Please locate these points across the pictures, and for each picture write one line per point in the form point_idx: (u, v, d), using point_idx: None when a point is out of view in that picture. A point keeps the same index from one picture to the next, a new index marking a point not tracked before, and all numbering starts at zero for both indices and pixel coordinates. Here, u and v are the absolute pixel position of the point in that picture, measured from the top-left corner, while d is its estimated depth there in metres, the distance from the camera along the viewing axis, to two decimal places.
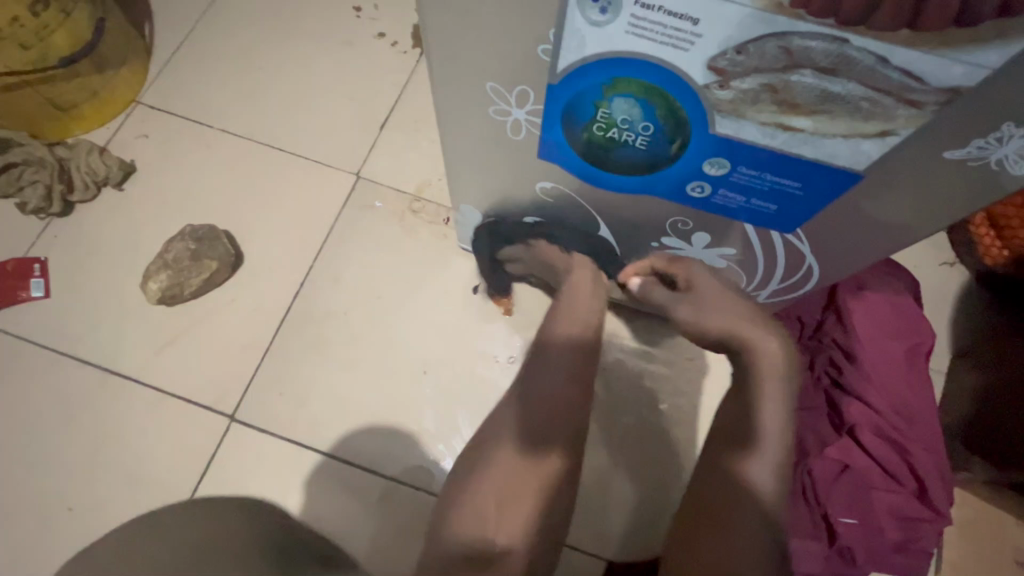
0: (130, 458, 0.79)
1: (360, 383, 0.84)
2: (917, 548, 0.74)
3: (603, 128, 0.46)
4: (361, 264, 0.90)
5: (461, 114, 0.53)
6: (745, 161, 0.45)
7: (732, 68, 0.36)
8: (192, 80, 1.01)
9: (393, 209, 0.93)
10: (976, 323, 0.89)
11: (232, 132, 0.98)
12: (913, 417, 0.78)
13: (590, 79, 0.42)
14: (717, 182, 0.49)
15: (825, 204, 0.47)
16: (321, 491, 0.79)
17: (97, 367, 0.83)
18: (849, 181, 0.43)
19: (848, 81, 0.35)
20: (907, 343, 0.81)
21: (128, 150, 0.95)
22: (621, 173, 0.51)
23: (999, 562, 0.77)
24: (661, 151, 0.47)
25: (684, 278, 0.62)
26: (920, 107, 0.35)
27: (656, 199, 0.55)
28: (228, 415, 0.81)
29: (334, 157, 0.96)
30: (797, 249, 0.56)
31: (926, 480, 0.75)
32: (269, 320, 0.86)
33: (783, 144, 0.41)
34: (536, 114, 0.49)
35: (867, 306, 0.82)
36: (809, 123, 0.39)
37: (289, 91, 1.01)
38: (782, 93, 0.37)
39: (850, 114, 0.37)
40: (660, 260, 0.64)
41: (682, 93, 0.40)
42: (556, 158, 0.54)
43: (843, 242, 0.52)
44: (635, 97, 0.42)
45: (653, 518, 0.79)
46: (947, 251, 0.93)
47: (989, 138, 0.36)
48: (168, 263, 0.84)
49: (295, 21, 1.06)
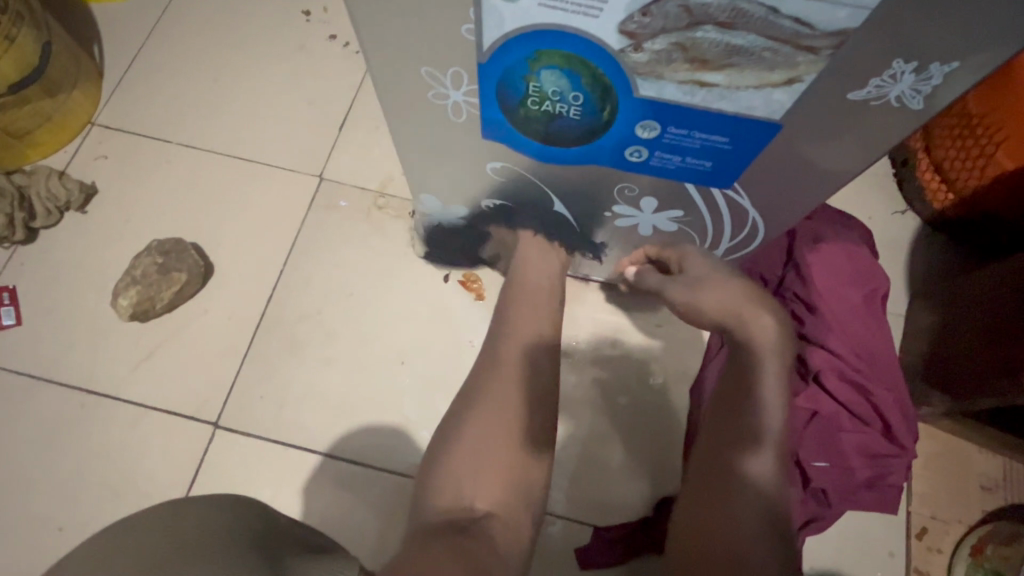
0: (120, 474, 0.80)
1: (339, 379, 0.86)
2: (885, 482, 0.78)
3: (536, 102, 0.47)
4: (330, 263, 0.91)
5: (402, 103, 0.55)
6: (673, 121, 0.46)
7: (641, 31, 0.38)
8: (145, 97, 1.00)
9: (358, 207, 0.95)
10: (928, 265, 0.92)
11: (190, 145, 0.98)
12: (873, 360, 0.81)
13: (516, 54, 0.43)
14: (651, 145, 0.50)
15: (754, 156, 0.49)
16: (309, 485, 0.81)
17: (77, 389, 0.83)
18: (771, 132, 0.45)
19: (748, 34, 0.37)
20: (862, 290, 0.84)
21: (88, 171, 0.95)
22: (561, 145, 0.53)
23: (966, 489, 0.80)
24: (594, 119, 0.48)
25: (674, 261, 0.70)
26: (816, 53, 0.37)
27: (600, 168, 0.56)
28: (212, 423, 0.83)
29: (296, 161, 0.97)
30: (739, 204, 0.58)
31: (889, 418, 0.79)
32: (244, 327, 0.87)
33: (703, 101, 0.43)
34: (472, 95, 0.50)
35: (823, 258, 0.85)
36: (722, 78, 0.41)
37: (245, 99, 1.01)
38: (691, 51, 0.39)
39: (757, 65, 0.39)
40: (652, 248, 0.72)
41: (602, 59, 0.42)
42: (499, 136, 0.55)
43: (779, 192, 0.54)
44: (560, 68, 0.43)
45: (635, 482, 0.81)
46: (898, 199, 0.96)
47: (885, 75, 0.38)
48: (136, 279, 0.84)
49: (245, 29, 1.06)
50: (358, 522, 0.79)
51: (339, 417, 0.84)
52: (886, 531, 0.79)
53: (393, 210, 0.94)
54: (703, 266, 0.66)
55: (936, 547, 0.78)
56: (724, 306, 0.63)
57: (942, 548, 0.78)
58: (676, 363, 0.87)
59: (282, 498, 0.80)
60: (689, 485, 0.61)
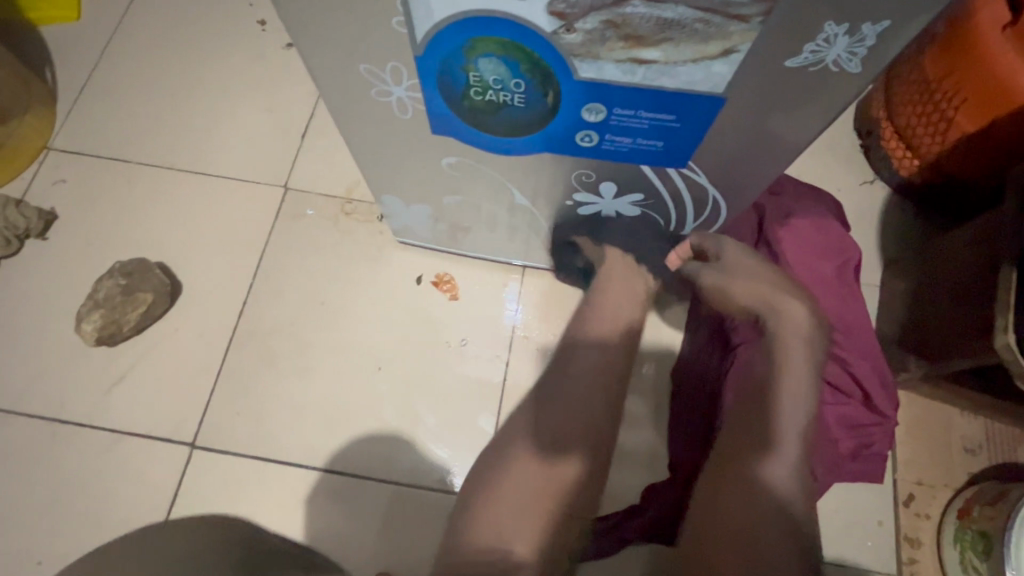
0: (97, 502, 0.79)
1: (316, 390, 0.84)
2: (870, 452, 0.78)
3: (478, 92, 0.47)
4: (300, 273, 0.90)
5: (347, 103, 0.54)
6: (619, 102, 0.46)
7: (570, 10, 0.38)
8: (101, 118, 0.99)
9: (326, 214, 0.93)
10: (899, 233, 0.92)
11: (151, 164, 0.96)
12: (850, 331, 0.81)
13: (451, 44, 0.43)
14: (601, 128, 0.49)
15: (704, 133, 0.48)
16: (291, 500, 0.79)
17: (47, 419, 0.82)
18: (716, 106, 0.45)
19: (677, 6, 0.36)
20: (835, 262, 0.84)
21: (45, 197, 0.93)
22: (511, 135, 0.52)
23: (950, 453, 0.81)
24: (540, 107, 0.48)
25: (711, 251, 0.67)
26: (747, 21, 0.37)
27: (554, 156, 0.55)
28: (188, 443, 0.81)
29: (260, 172, 0.96)
30: (697, 183, 0.57)
31: (869, 387, 0.79)
32: (216, 343, 0.86)
33: (644, 79, 0.43)
34: (415, 89, 0.49)
35: (795, 232, 0.85)
36: (658, 54, 0.40)
37: (205, 114, 1.00)
38: (623, 28, 0.38)
39: (690, 38, 0.38)
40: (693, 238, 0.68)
41: (537, 43, 0.41)
42: (450, 130, 0.54)
43: (735, 168, 0.54)
44: (497, 55, 0.42)
45: (622, 471, 0.81)
46: (866, 169, 0.96)
47: (818, 40, 0.38)
48: (99, 303, 0.83)
49: (200, 42, 1.04)
50: (343, 533, 0.78)
51: (319, 428, 0.83)
52: (873, 500, 0.79)
53: (361, 215, 0.93)
54: (745, 260, 0.67)
55: (924, 513, 0.78)
56: (756, 292, 0.65)
57: (929, 513, 0.78)
58: (656, 348, 0.86)
59: (264, 514, 0.79)
60: (711, 472, 0.59)
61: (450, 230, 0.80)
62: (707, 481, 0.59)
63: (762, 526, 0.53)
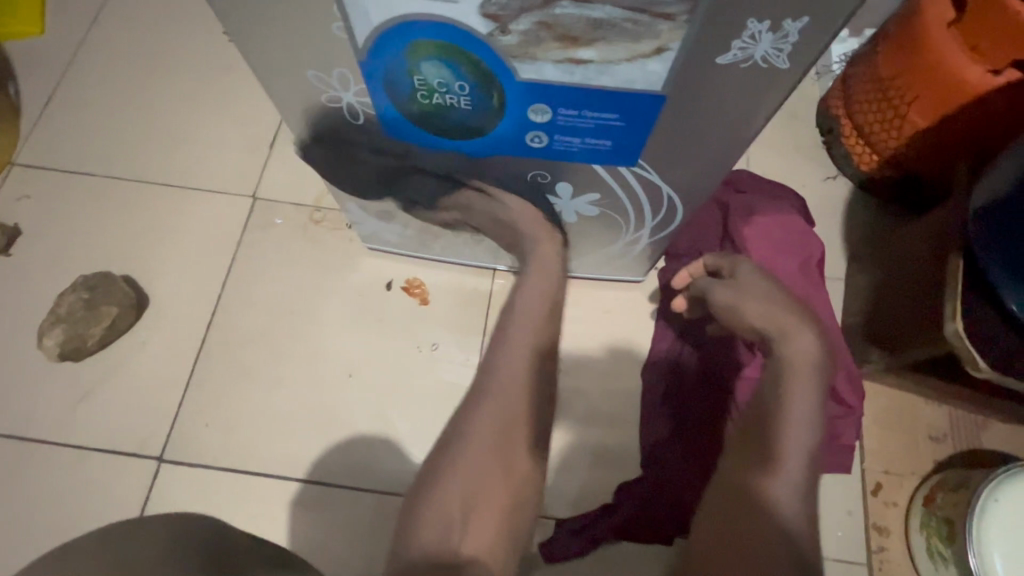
0: (63, 520, 0.77)
1: (286, 399, 0.84)
2: (838, 444, 0.79)
3: (425, 95, 0.47)
4: (269, 282, 0.90)
5: (299, 109, 0.54)
6: (562, 102, 0.47)
7: (503, 12, 0.39)
8: (67, 132, 0.98)
9: (295, 223, 0.93)
10: (862, 228, 0.94)
11: (117, 177, 0.95)
12: None
13: (392, 49, 0.43)
14: (549, 129, 0.50)
15: (649, 131, 0.49)
16: (263, 511, 0.79)
17: (11, 437, 0.80)
18: (656, 105, 0.46)
19: (604, 5, 0.37)
20: (799, 257, 0.85)
21: (9, 212, 0.92)
22: (463, 138, 0.52)
23: (916, 441, 0.82)
24: (487, 109, 0.48)
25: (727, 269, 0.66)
26: (674, 19, 0.38)
27: (507, 157, 0.56)
28: (156, 457, 0.80)
29: (229, 183, 0.96)
30: (650, 182, 0.58)
31: (834, 380, 0.80)
32: (185, 355, 0.85)
33: (583, 78, 0.43)
34: (363, 94, 0.50)
35: (758, 229, 0.86)
36: (593, 53, 0.41)
37: (172, 125, 0.99)
38: (556, 28, 0.39)
39: (621, 37, 0.39)
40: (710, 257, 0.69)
41: (475, 46, 0.42)
42: (402, 135, 0.54)
43: (684, 165, 0.55)
44: (438, 59, 0.43)
45: (594, 470, 0.81)
46: (828, 166, 0.98)
47: (745, 37, 0.39)
48: (61, 317, 0.82)
49: (167, 54, 1.04)
50: (315, 542, 0.77)
51: (290, 438, 0.82)
52: (842, 491, 0.80)
53: (331, 223, 0.93)
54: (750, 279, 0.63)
55: (892, 502, 0.79)
56: (769, 315, 0.59)
57: (897, 501, 0.79)
58: (626, 347, 0.86)
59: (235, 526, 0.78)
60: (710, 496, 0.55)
61: (420, 231, 0.80)
62: (710, 502, 0.55)
63: (779, 549, 0.48)
